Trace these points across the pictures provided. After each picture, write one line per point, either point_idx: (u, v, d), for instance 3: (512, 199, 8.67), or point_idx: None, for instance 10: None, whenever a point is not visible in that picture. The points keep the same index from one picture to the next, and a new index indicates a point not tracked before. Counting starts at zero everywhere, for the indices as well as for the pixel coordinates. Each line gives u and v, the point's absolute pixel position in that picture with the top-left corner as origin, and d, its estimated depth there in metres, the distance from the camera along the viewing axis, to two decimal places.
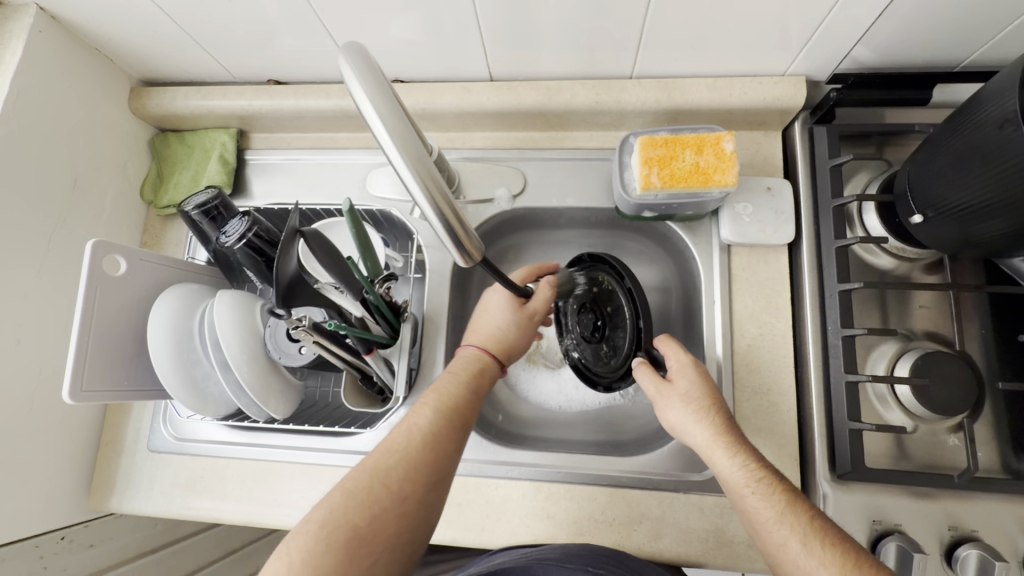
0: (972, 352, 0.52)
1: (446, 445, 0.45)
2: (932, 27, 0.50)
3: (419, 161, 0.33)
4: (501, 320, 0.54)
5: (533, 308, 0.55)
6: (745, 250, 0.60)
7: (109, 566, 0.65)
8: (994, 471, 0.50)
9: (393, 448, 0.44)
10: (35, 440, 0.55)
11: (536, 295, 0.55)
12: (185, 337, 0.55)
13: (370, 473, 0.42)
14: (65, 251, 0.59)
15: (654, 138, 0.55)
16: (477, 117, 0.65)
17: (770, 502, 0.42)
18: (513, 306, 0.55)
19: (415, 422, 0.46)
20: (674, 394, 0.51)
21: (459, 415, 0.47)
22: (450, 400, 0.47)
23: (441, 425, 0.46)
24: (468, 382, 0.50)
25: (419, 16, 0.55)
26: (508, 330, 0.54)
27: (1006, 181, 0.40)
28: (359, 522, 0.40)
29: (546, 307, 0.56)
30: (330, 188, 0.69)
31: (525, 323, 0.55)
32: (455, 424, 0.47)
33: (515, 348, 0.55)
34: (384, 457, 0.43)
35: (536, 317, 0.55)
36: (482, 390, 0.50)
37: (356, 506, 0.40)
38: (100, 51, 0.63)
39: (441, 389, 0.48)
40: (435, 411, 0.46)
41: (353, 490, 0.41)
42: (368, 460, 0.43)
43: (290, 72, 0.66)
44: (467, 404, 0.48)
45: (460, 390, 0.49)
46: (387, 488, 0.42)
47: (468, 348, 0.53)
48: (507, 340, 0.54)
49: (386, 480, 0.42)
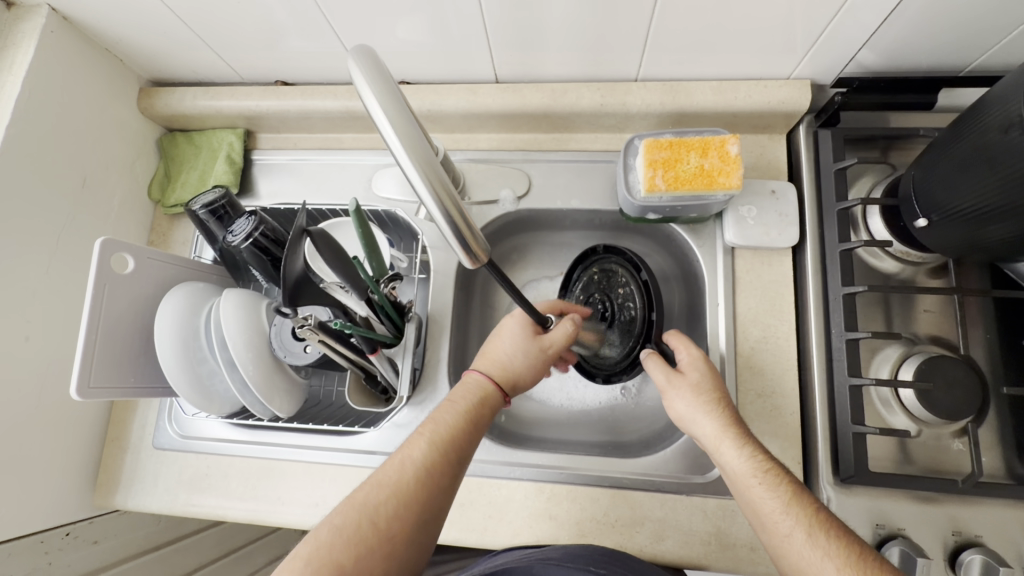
0: (977, 357, 0.52)
1: (440, 479, 0.45)
2: (937, 32, 0.50)
3: (425, 162, 0.33)
4: (511, 347, 0.54)
5: (551, 342, 0.54)
6: (749, 253, 0.60)
7: (110, 564, 0.65)
8: (998, 476, 0.50)
9: (384, 483, 0.43)
10: (43, 435, 0.56)
11: (555, 329, 0.55)
12: (191, 334, 0.55)
13: (359, 510, 0.42)
14: (73, 249, 0.60)
15: (659, 141, 0.55)
16: (482, 118, 0.65)
17: (775, 493, 0.42)
18: (527, 335, 0.54)
19: (408, 455, 0.45)
20: (685, 384, 0.51)
21: (455, 449, 0.46)
22: (445, 431, 0.47)
23: (436, 460, 0.45)
24: (468, 412, 0.49)
25: (425, 18, 0.55)
26: (520, 362, 0.53)
27: (1015, 184, 0.39)
28: (343, 560, 0.39)
29: (565, 342, 0.55)
30: (336, 189, 0.69)
31: (540, 356, 0.54)
32: (450, 456, 0.46)
33: (521, 380, 0.53)
34: (374, 492, 0.43)
35: (553, 351, 0.54)
36: (481, 421, 0.50)
37: (342, 545, 0.40)
38: (109, 51, 0.63)
39: (438, 421, 0.48)
40: (430, 446, 0.46)
41: (340, 528, 0.40)
42: (357, 495, 0.43)
43: (297, 73, 0.67)
44: (464, 437, 0.47)
45: (458, 422, 0.48)
46: (374, 526, 0.41)
47: (472, 375, 0.53)
48: (514, 370, 0.53)
49: (374, 518, 0.41)
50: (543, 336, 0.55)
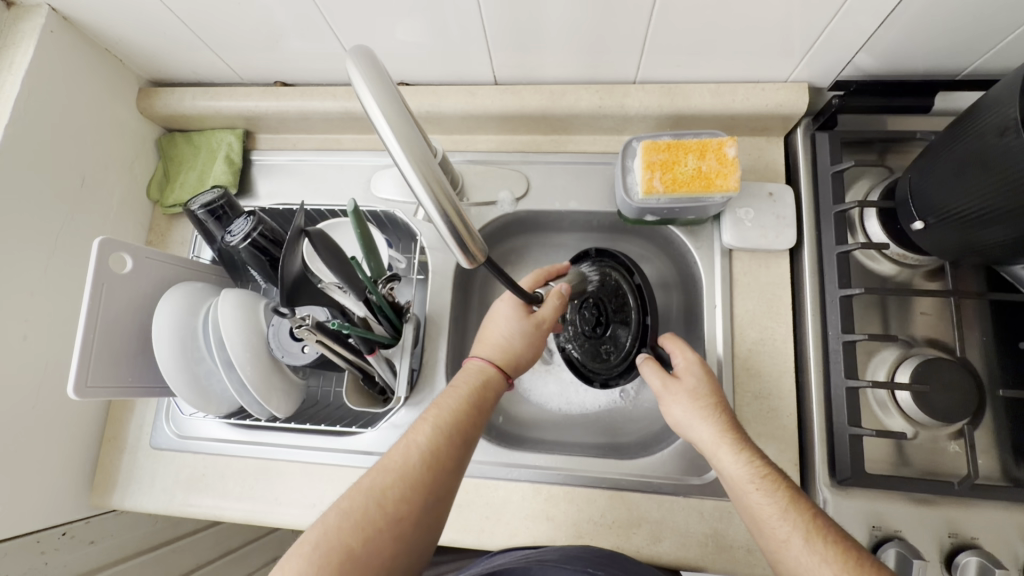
0: (972, 360, 0.52)
1: (445, 463, 0.45)
2: (932, 36, 0.51)
3: (423, 161, 0.33)
4: (507, 328, 0.54)
5: (542, 317, 0.54)
6: (746, 255, 0.61)
7: (107, 564, 0.65)
8: (993, 478, 0.50)
9: (390, 468, 0.43)
10: (40, 435, 0.56)
11: (544, 304, 0.55)
12: (190, 335, 0.55)
13: (367, 494, 0.42)
14: (72, 248, 0.60)
15: (657, 143, 0.55)
16: (481, 120, 0.66)
17: (773, 499, 0.42)
18: (520, 314, 0.54)
19: (413, 439, 0.45)
20: (682, 391, 0.51)
21: (460, 432, 0.46)
22: (449, 416, 0.47)
23: (440, 445, 0.45)
24: (471, 395, 0.49)
25: (424, 20, 0.56)
26: (520, 340, 0.53)
27: (1010, 188, 0.40)
28: (352, 544, 0.39)
29: (556, 315, 0.55)
30: (335, 189, 0.69)
31: (534, 332, 0.54)
32: (455, 442, 0.46)
33: (522, 358, 0.54)
34: (380, 476, 0.43)
35: (547, 326, 0.55)
36: (485, 404, 0.50)
37: (350, 528, 0.40)
38: (109, 51, 0.64)
39: (442, 405, 0.47)
40: (435, 430, 0.46)
41: (348, 511, 0.41)
42: (364, 480, 0.43)
43: (296, 74, 0.67)
44: (469, 420, 0.47)
45: (461, 406, 0.48)
46: (382, 509, 0.41)
47: (475, 361, 0.53)
48: (515, 350, 0.53)
49: (381, 502, 0.41)
50: (533, 312, 0.55)
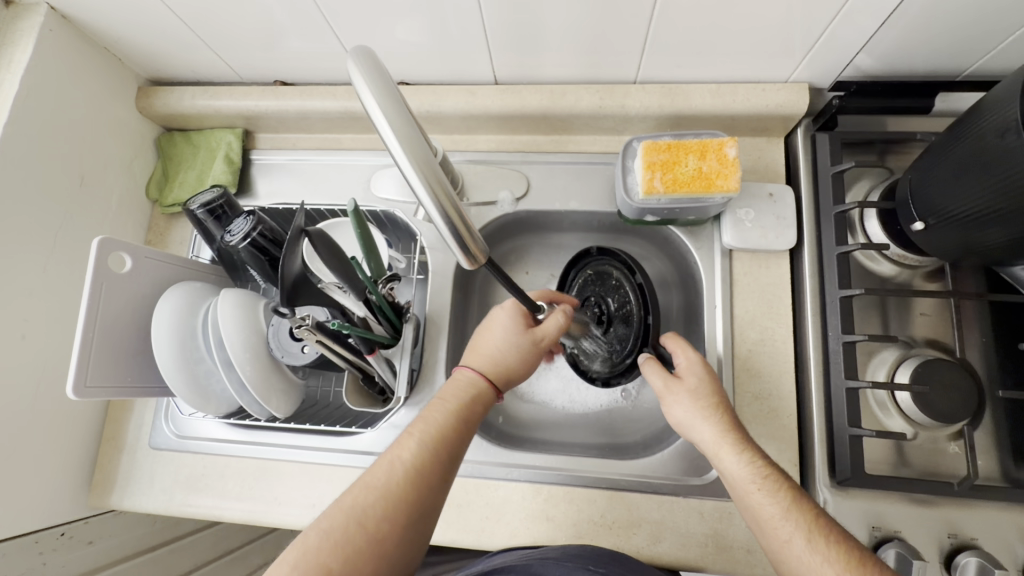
0: (972, 360, 0.52)
1: (431, 477, 0.44)
2: (933, 37, 0.51)
3: (425, 164, 0.33)
4: (502, 337, 0.54)
5: (542, 333, 0.54)
6: (746, 255, 0.61)
7: (105, 565, 0.65)
8: (993, 479, 0.50)
9: (373, 484, 0.43)
10: (38, 435, 0.56)
11: (548, 320, 0.55)
12: (189, 337, 0.55)
13: (347, 512, 0.41)
14: (70, 248, 0.59)
15: (658, 143, 0.55)
16: (481, 119, 0.65)
17: (775, 499, 0.42)
18: (518, 326, 0.54)
19: (397, 455, 0.45)
20: (683, 391, 0.51)
21: (445, 446, 0.46)
22: (434, 430, 0.46)
23: (424, 460, 0.45)
24: (458, 409, 0.49)
25: (424, 19, 0.56)
26: (512, 354, 0.53)
27: (1010, 190, 0.40)
28: (331, 564, 0.39)
29: (557, 333, 0.55)
30: (335, 189, 0.69)
31: (531, 346, 0.54)
32: (441, 457, 0.46)
33: (515, 373, 0.53)
34: (363, 494, 0.42)
35: (546, 342, 0.54)
36: (472, 417, 0.50)
37: (330, 548, 0.40)
38: (108, 50, 0.63)
39: (427, 420, 0.47)
40: (419, 445, 0.46)
41: (328, 531, 0.40)
42: (346, 497, 0.43)
43: (297, 73, 0.67)
44: (454, 434, 0.47)
45: (448, 420, 0.48)
46: (363, 529, 0.41)
47: (466, 372, 0.52)
48: (508, 362, 0.53)
49: (363, 520, 0.41)
50: (534, 327, 0.54)
